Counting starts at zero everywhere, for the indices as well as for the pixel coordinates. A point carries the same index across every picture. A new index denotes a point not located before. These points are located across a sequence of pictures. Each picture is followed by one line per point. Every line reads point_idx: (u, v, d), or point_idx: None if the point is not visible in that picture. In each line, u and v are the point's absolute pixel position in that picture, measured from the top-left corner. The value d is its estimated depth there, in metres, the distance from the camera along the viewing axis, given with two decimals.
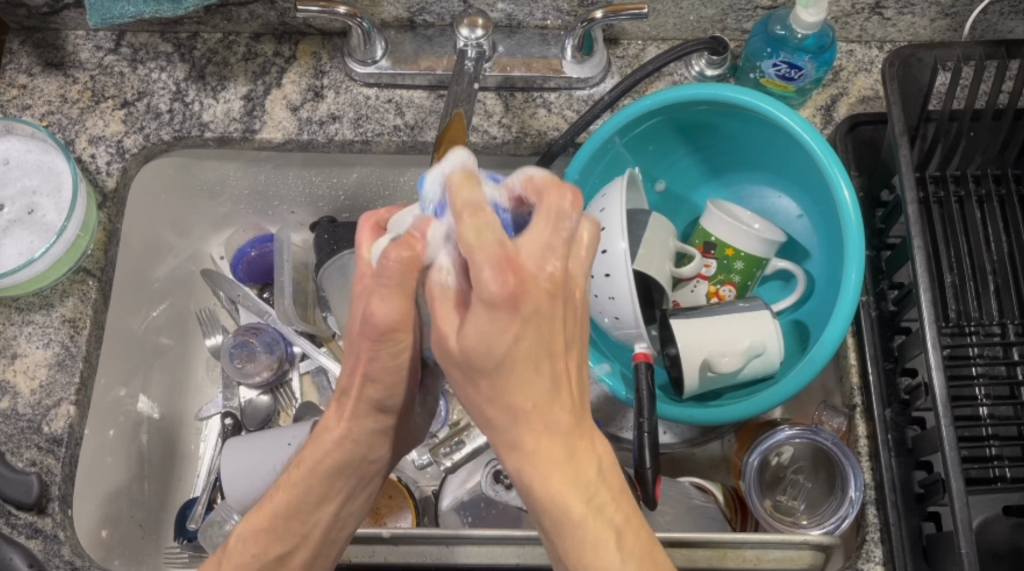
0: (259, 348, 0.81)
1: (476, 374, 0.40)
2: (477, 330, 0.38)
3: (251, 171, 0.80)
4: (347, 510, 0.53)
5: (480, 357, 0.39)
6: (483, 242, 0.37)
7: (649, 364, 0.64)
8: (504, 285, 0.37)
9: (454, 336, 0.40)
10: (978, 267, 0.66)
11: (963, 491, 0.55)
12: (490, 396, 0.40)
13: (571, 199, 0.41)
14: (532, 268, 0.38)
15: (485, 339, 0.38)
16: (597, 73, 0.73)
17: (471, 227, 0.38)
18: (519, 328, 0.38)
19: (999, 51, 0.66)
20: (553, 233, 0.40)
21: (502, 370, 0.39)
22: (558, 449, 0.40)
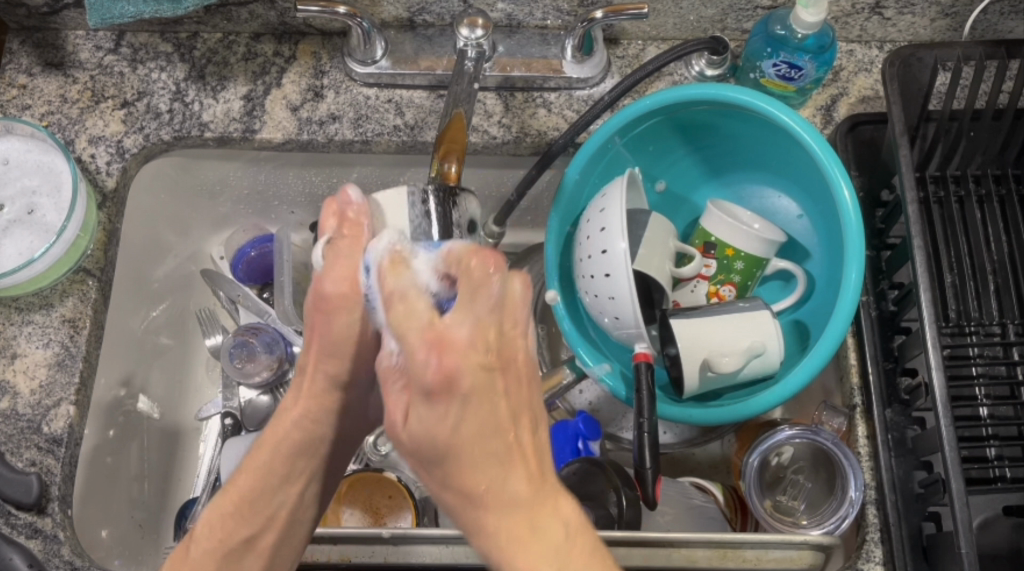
0: (259, 348, 0.80)
1: (429, 465, 0.41)
2: (423, 422, 0.40)
3: (250, 171, 0.80)
4: (311, 490, 0.54)
5: (427, 446, 0.40)
6: (412, 323, 0.40)
7: (649, 364, 0.64)
8: (435, 370, 0.39)
9: (401, 421, 0.41)
10: (979, 267, 0.65)
11: (964, 491, 0.55)
12: (446, 484, 0.41)
13: (493, 266, 0.41)
14: (463, 342, 0.39)
15: (432, 431, 0.40)
16: (597, 73, 0.73)
17: (398, 312, 0.40)
18: (462, 403, 0.39)
19: (999, 51, 0.66)
20: (482, 312, 0.40)
21: (450, 457, 0.40)
22: (519, 524, 0.40)
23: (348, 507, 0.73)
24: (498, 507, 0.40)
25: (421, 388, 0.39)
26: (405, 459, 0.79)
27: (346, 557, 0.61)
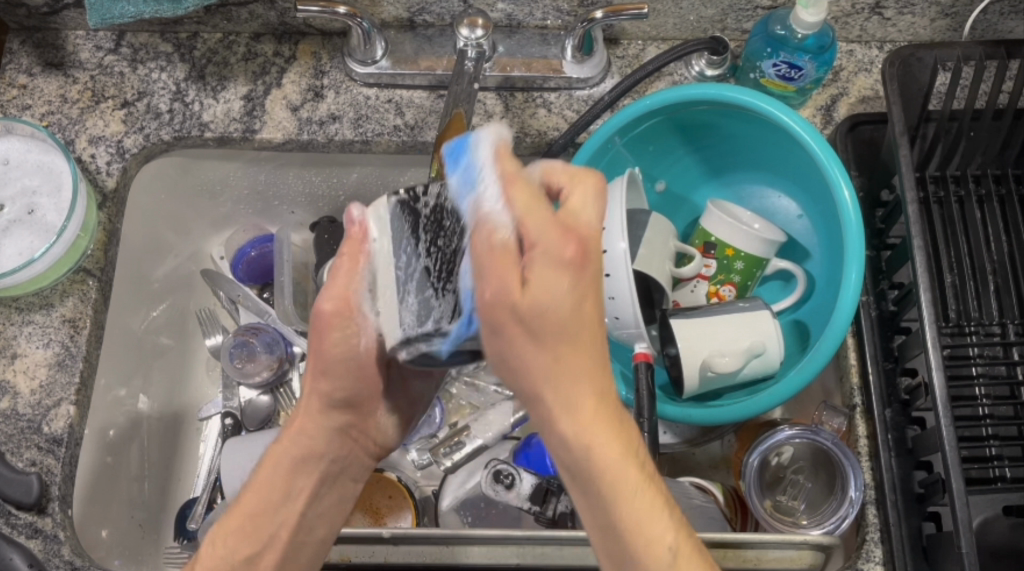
0: (259, 348, 0.80)
1: (541, 335, 0.42)
2: (547, 287, 0.41)
3: (250, 172, 0.80)
4: (315, 509, 0.56)
5: (546, 314, 0.41)
6: (538, 212, 0.43)
7: (649, 364, 0.63)
8: (575, 247, 0.42)
9: (514, 284, 0.41)
10: (978, 267, 0.65)
11: (964, 491, 0.55)
12: (544, 354, 0.42)
13: (600, 180, 0.46)
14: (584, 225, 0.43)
15: (554, 295, 0.41)
16: (597, 73, 0.73)
17: (525, 196, 0.43)
18: (574, 283, 0.42)
19: (999, 51, 0.66)
20: (597, 204, 0.45)
21: (562, 330, 0.42)
22: (607, 418, 0.43)
23: (348, 507, 0.73)
24: (594, 400, 0.43)
25: (559, 260, 0.42)
26: (404, 459, 0.79)
27: (346, 557, 0.61)
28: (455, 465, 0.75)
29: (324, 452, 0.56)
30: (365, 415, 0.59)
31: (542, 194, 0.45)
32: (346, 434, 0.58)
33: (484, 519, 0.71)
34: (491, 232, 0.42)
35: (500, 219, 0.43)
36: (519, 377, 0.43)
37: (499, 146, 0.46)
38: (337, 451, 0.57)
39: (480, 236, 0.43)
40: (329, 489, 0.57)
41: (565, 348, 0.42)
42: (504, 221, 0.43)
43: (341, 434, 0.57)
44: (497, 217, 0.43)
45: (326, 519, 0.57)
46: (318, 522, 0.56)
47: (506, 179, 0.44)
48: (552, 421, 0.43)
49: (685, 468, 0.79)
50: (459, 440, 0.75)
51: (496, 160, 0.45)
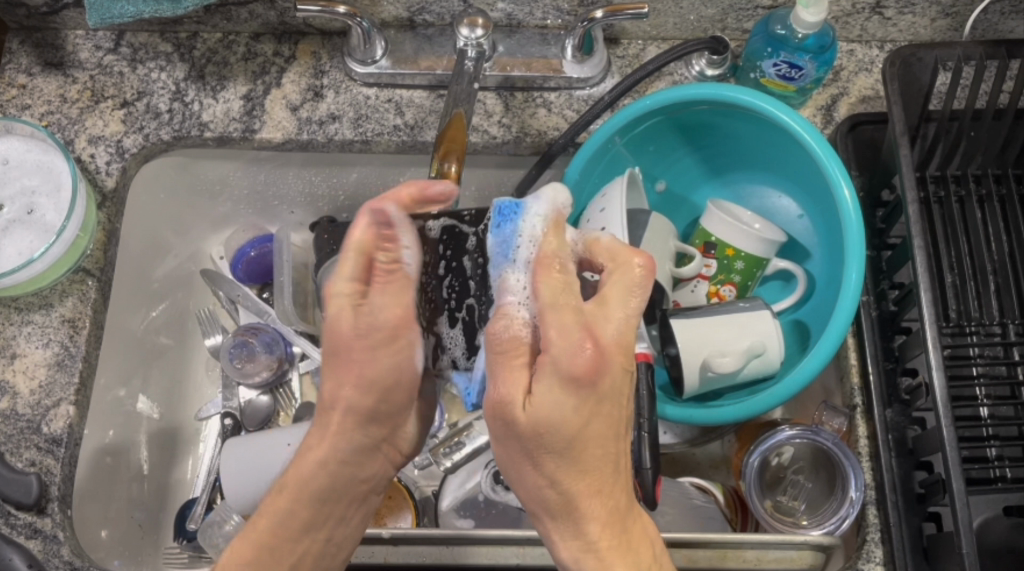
0: (259, 348, 0.80)
1: (543, 452, 0.44)
2: (550, 402, 0.43)
3: (250, 171, 0.80)
4: (340, 533, 0.54)
5: (550, 431, 0.43)
6: (556, 297, 0.45)
7: (649, 365, 0.62)
8: (589, 358, 0.43)
9: (521, 402, 0.44)
10: (979, 267, 0.65)
11: (964, 491, 0.55)
12: (554, 474, 0.45)
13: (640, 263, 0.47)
14: (605, 339, 0.44)
15: (556, 418, 0.43)
16: (598, 73, 0.73)
17: (545, 284, 0.45)
18: (595, 390, 0.44)
19: (999, 51, 0.66)
20: (626, 314, 0.45)
21: (570, 446, 0.44)
22: (614, 551, 0.46)
23: None
24: (591, 497, 0.45)
25: (562, 374, 0.43)
26: None
27: None
28: (455, 466, 0.72)
29: (354, 472, 0.53)
30: (395, 425, 0.54)
31: (574, 280, 0.47)
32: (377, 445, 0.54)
33: (485, 520, 0.71)
34: (512, 322, 0.45)
35: (524, 320, 0.46)
36: (528, 495, 0.47)
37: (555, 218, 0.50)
38: (368, 469, 0.54)
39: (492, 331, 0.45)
40: (352, 512, 0.55)
41: (567, 484, 0.45)
42: (521, 319, 0.46)
43: (370, 444, 0.53)
44: (516, 311, 0.46)
45: (348, 543, 0.55)
46: (346, 547, 0.55)
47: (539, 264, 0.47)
48: (542, 511, 0.47)
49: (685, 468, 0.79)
50: (459, 440, 0.73)
51: (542, 239, 0.48)
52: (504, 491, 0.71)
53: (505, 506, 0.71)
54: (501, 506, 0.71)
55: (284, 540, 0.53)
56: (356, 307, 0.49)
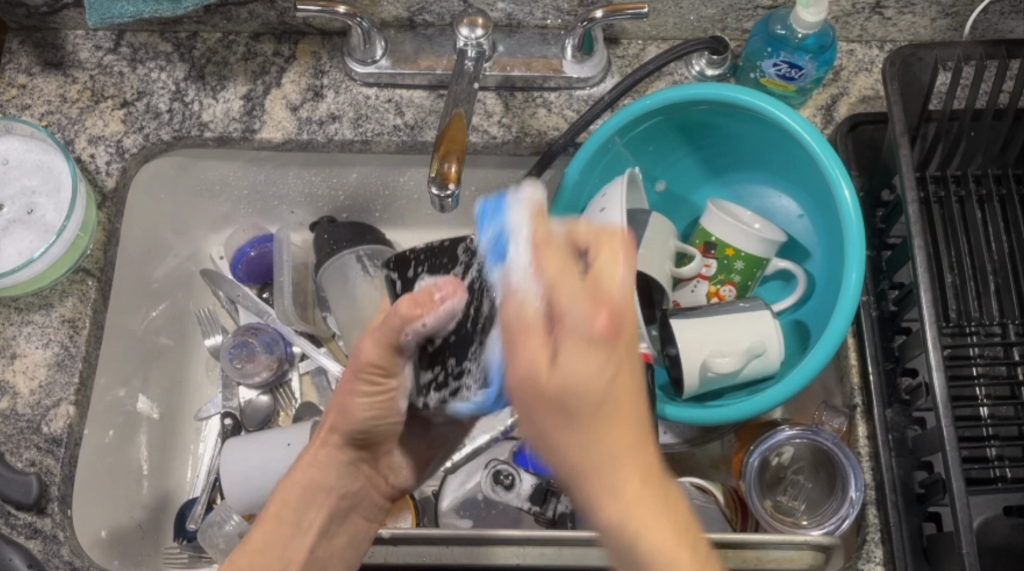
0: (259, 348, 0.80)
1: (571, 414, 0.40)
2: (574, 365, 0.39)
3: (251, 171, 0.80)
4: (326, 543, 0.58)
5: (576, 392, 0.40)
6: (562, 268, 0.41)
7: (650, 365, 0.63)
8: (606, 321, 0.39)
9: (544, 368, 0.40)
10: (979, 267, 0.65)
11: (964, 491, 0.55)
12: (588, 438, 0.40)
13: (624, 244, 0.41)
14: (619, 301, 0.39)
15: (588, 379, 0.39)
16: (598, 73, 0.73)
17: (549, 256, 0.42)
18: (620, 340, 0.40)
19: (999, 51, 0.66)
20: (630, 265, 0.41)
21: (599, 407, 0.40)
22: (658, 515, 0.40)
23: None
24: (627, 462, 0.40)
25: (586, 336, 0.39)
26: None
27: None
28: (455, 465, 0.74)
29: (335, 486, 0.59)
30: (378, 455, 0.61)
31: (575, 255, 0.43)
32: (359, 471, 0.60)
33: (485, 519, 0.70)
34: (523, 294, 0.42)
35: (533, 296, 0.41)
36: (563, 463, 0.41)
37: (535, 207, 0.48)
38: (349, 487, 0.59)
39: (508, 310, 0.42)
40: (338, 527, 0.59)
41: (600, 445, 0.40)
42: (532, 295, 0.42)
43: (354, 468, 0.60)
44: (523, 286, 0.42)
45: (338, 557, 0.59)
46: (330, 560, 0.58)
47: (537, 244, 0.44)
48: (578, 487, 0.41)
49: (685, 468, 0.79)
50: (458, 442, 0.75)
51: (532, 225, 0.46)
52: (504, 491, 0.70)
53: (505, 506, 0.70)
54: (501, 505, 0.70)
55: (274, 548, 0.56)
56: (361, 352, 0.51)
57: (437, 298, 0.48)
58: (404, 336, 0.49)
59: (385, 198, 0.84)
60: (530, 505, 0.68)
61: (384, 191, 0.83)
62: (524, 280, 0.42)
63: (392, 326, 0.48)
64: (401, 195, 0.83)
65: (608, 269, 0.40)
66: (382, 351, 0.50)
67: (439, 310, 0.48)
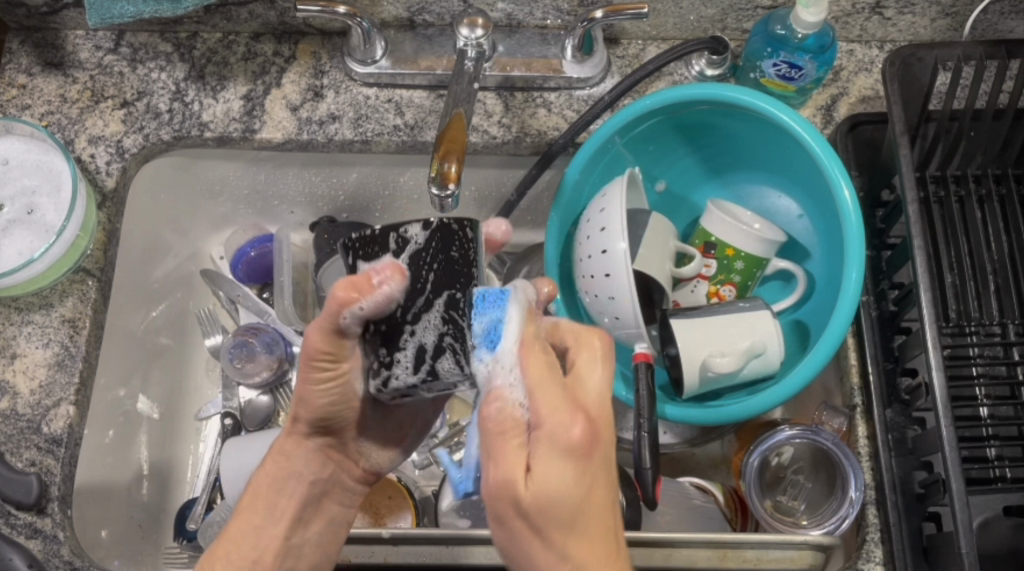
0: (259, 348, 0.80)
1: (544, 531, 0.41)
2: (546, 474, 0.40)
3: (251, 171, 0.80)
4: (301, 533, 0.58)
5: (552, 508, 0.40)
6: (541, 384, 0.43)
7: (649, 364, 0.63)
8: (582, 434, 0.41)
9: (522, 478, 0.41)
10: (979, 267, 0.65)
11: (963, 491, 0.55)
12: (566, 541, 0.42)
13: (599, 344, 0.46)
14: (592, 405, 0.43)
15: (562, 489, 0.40)
16: (598, 73, 0.73)
17: (534, 369, 0.43)
18: (596, 456, 0.41)
19: (999, 51, 0.66)
20: (600, 375, 0.45)
21: (577, 520, 0.41)
22: None
23: None
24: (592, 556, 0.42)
25: (559, 445, 0.41)
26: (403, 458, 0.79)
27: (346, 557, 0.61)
28: (455, 466, 0.74)
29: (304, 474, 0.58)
30: (345, 439, 0.60)
31: (556, 367, 0.44)
32: (327, 455, 0.59)
33: (485, 519, 0.71)
34: (504, 404, 0.42)
35: (517, 402, 0.43)
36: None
37: (527, 310, 0.47)
38: (319, 472, 0.59)
39: (490, 406, 0.43)
40: (312, 516, 0.59)
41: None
42: (513, 401, 0.43)
43: (321, 453, 0.59)
44: (509, 389, 0.43)
45: (314, 543, 0.58)
46: (308, 547, 0.58)
47: (524, 345, 0.45)
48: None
49: (685, 468, 0.79)
50: (459, 441, 0.76)
51: (523, 323, 0.46)
52: None
53: None
54: None
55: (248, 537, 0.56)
56: (309, 340, 0.48)
57: (375, 282, 0.45)
58: (344, 319, 0.46)
59: (385, 198, 0.84)
60: None
61: (384, 191, 0.83)
62: (503, 383, 0.43)
63: (333, 312, 0.46)
64: (401, 194, 0.83)
65: (581, 381, 0.44)
66: (327, 336, 0.47)
67: (377, 295, 0.45)
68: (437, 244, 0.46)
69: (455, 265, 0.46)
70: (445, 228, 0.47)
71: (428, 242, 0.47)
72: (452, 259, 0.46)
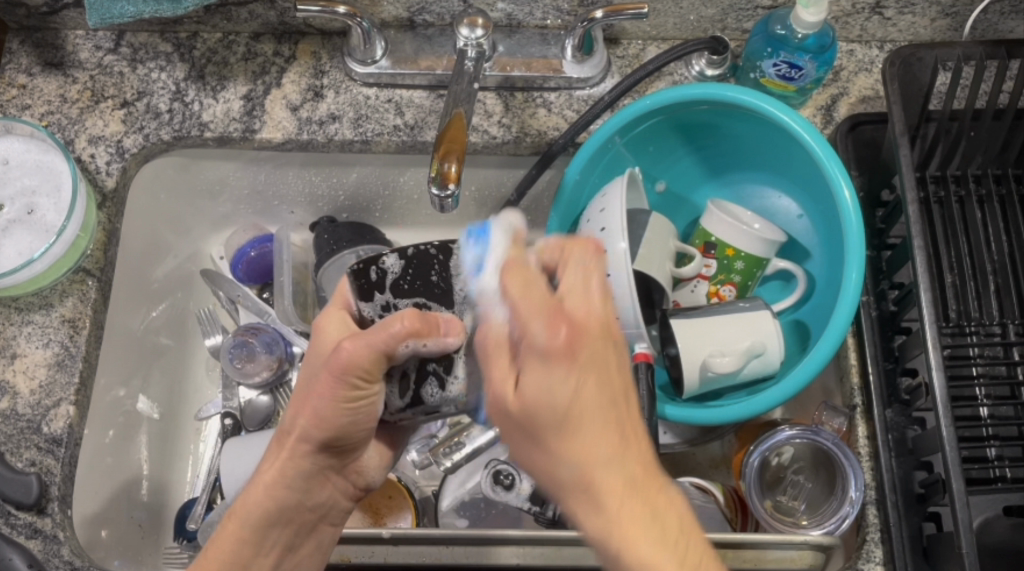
0: (259, 348, 0.80)
1: (541, 438, 0.42)
2: (536, 383, 0.41)
3: (251, 171, 0.80)
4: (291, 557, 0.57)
5: (542, 411, 0.41)
6: (528, 292, 0.42)
7: (649, 365, 0.63)
8: (563, 337, 0.41)
9: (513, 390, 0.42)
10: (979, 267, 0.65)
11: (963, 490, 0.55)
12: (571, 446, 0.41)
13: (592, 249, 0.45)
14: (579, 312, 0.41)
15: (548, 397, 0.41)
16: (598, 73, 0.73)
17: (514, 278, 0.42)
18: (581, 368, 0.41)
19: (999, 51, 0.66)
20: (587, 286, 0.43)
21: (568, 419, 0.41)
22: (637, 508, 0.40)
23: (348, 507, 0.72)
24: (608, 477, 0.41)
25: (542, 354, 0.41)
26: (404, 459, 0.78)
27: (346, 557, 0.61)
28: (455, 465, 0.72)
29: (303, 499, 0.56)
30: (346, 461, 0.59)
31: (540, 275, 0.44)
32: (324, 477, 0.58)
33: (485, 520, 0.71)
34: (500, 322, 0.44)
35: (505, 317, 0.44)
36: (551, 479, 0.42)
37: (515, 235, 0.48)
38: (317, 498, 0.57)
39: (483, 338, 0.44)
40: (303, 541, 0.57)
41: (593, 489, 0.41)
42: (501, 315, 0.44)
43: (319, 476, 0.57)
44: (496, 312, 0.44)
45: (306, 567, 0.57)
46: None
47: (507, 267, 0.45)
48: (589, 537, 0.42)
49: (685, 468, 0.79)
50: (459, 441, 0.73)
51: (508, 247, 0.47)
52: (503, 491, 0.69)
53: (505, 506, 0.71)
54: (501, 506, 0.71)
55: (249, 549, 0.54)
56: (347, 355, 0.49)
57: (443, 327, 0.48)
58: (401, 348, 0.48)
59: (385, 198, 0.84)
60: (530, 505, 0.67)
61: (384, 192, 0.83)
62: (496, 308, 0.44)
63: (388, 340, 0.47)
64: (401, 195, 0.83)
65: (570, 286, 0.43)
66: (374, 358, 0.49)
67: (439, 338, 0.48)
68: (414, 271, 0.50)
69: (436, 292, 0.50)
70: (424, 253, 0.50)
71: (405, 269, 0.50)
72: (431, 284, 0.50)
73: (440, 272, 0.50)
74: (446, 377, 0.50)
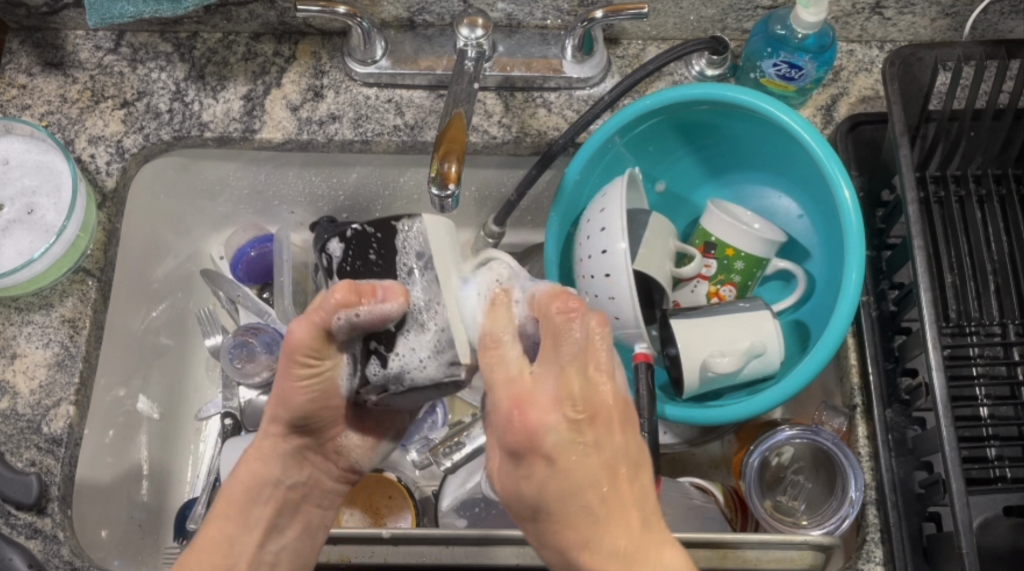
0: (259, 348, 0.80)
1: (531, 519, 0.46)
2: (516, 476, 0.45)
3: (251, 171, 0.80)
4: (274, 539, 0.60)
5: (519, 504, 0.46)
6: (497, 380, 0.44)
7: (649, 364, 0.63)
8: (520, 438, 0.43)
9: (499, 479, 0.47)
10: (979, 267, 0.65)
11: (963, 491, 0.55)
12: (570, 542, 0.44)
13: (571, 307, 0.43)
14: (539, 409, 0.43)
15: (524, 489, 0.45)
16: (597, 73, 0.73)
17: (490, 364, 0.44)
18: (551, 463, 0.43)
19: (999, 51, 0.66)
20: (558, 367, 0.43)
21: (544, 510, 0.45)
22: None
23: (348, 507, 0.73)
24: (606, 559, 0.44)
25: (509, 458, 0.44)
26: (404, 459, 0.78)
27: (346, 557, 0.61)
28: (455, 466, 0.72)
29: (281, 477, 0.59)
30: (323, 439, 0.59)
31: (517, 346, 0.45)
32: (303, 458, 0.60)
33: (485, 520, 0.71)
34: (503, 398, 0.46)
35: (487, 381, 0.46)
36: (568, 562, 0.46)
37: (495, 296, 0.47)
38: (295, 477, 0.60)
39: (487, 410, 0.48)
40: (288, 520, 0.60)
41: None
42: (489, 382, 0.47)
43: (297, 456, 0.59)
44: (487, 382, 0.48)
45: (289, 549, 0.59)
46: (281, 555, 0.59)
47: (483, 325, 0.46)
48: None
49: (685, 468, 0.79)
50: (459, 441, 0.73)
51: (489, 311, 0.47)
52: None
53: (505, 507, 0.71)
54: (501, 506, 0.71)
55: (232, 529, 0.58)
56: (293, 335, 0.48)
57: (378, 296, 0.47)
58: (337, 322, 0.47)
59: (385, 198, 0.84)
60: None
61: (384, 192, 0.83)
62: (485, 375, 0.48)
63: (324, 308, 0.47)
64: (401, 195, 0.83)
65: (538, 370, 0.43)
66: (315, 335, 0.48)
67: (372, 307, 0.46)
68: (354, 250, 0.54)
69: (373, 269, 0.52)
70: (364, 233, 0.53)
71: (348, 252, 0.54)
72: (370, 263, 0.53)
73: (379, 250, 0.52)
74: (388, 353, 0.49)
